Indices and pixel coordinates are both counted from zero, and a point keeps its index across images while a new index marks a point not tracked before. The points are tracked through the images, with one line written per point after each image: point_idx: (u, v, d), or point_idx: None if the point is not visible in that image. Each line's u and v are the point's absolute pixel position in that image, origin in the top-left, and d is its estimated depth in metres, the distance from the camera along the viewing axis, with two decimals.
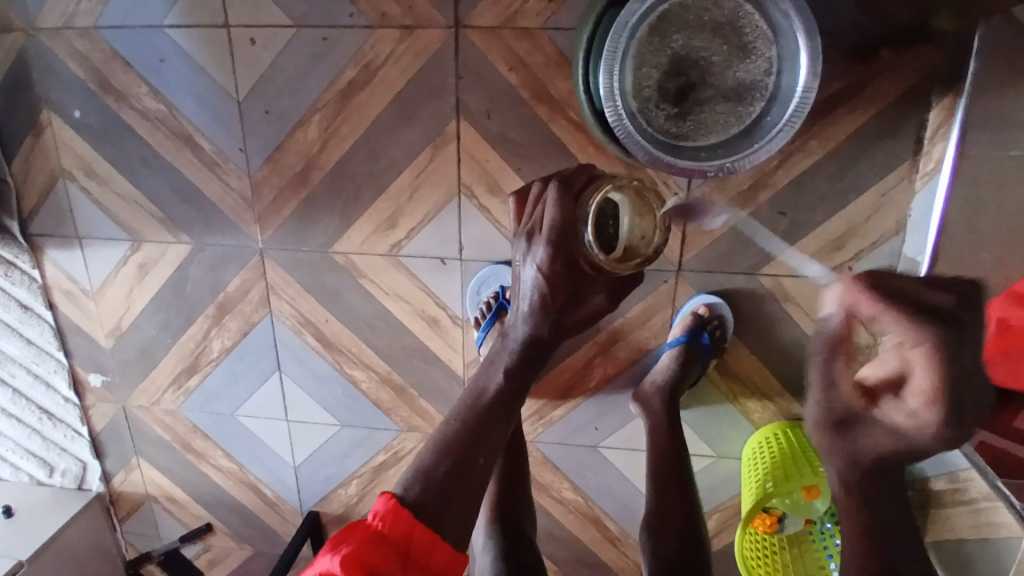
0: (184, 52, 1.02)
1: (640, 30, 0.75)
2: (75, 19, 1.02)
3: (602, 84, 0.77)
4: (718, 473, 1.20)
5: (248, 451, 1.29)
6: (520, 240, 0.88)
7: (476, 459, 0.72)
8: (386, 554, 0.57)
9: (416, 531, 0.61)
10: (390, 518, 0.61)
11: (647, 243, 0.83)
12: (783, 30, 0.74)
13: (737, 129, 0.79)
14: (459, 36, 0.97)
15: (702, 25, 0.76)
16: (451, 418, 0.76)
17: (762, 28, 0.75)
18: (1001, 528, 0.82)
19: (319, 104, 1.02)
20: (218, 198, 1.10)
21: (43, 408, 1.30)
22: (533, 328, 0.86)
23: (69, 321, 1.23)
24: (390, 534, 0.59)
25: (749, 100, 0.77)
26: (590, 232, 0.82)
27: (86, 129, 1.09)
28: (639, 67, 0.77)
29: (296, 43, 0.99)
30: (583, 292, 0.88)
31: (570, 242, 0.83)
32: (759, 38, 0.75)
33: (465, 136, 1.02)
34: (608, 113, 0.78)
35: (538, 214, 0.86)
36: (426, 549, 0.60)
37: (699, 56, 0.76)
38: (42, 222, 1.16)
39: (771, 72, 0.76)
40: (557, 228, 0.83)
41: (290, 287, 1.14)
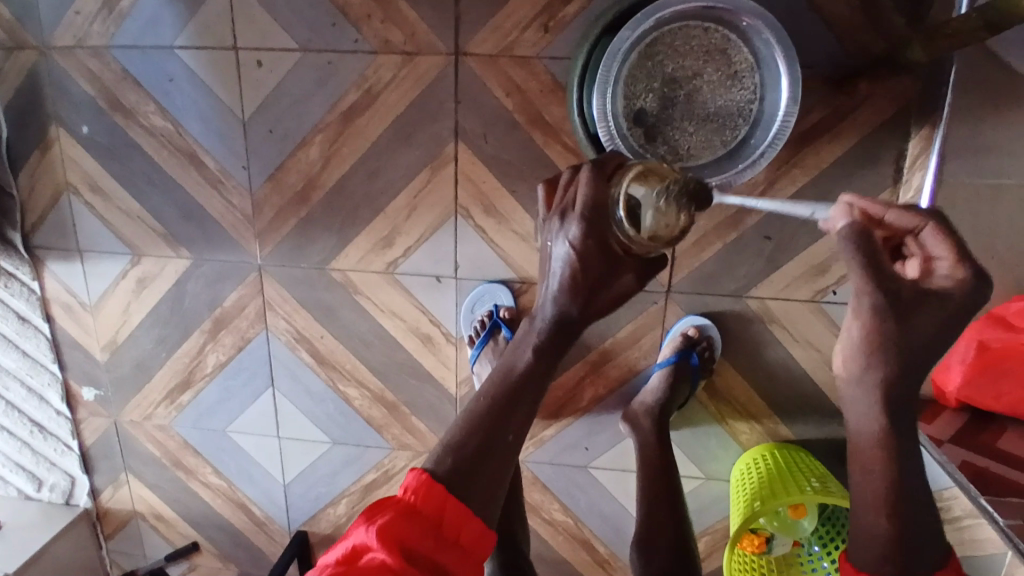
0: (193, 74, 1.06)
1: (633, 56, 0.79)
2: (89, 40, 1.06)
3: (596, 106, 0.80)
4: (707, 495, 1.20)
5: (238, 467, 1.29)
6: (550, 222, 0.73)
7: (504, 436, 0.66)
8: (413, 528, 0.57)
9: (448, 504, 0.60)
10: (423, 492, 0.60)
11: (672, 230, 0.63)
12: (765, 59, 0.79)
13: (723, 151, 0.83)
14: (458, 63, 1.01)
15: (689, 53, 0.80)
16: (479, 395, 0.70)
17: (745, 56, 0.80)
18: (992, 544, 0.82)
19: (321, 125, 1.06)
20: (220, 214, 1.13)
21: (35, 421, 1.30)
22: (558, 311, 0.71)
23: (66, 334, 1.24)
24: (423, 508, 0.59)
25: (735, 124, 0.82)
26: (620, 208, 0.66)
27: (93, 145, 1.12)
28: (631, 91, 0.81)
29: (301, 67, 1.03)
30: (617, 275, 0.70)
31: (603, 222, 0.68)
32: (743, 66, 0.80)
33: (462, 157, 1.05)
34: (601, 133, 0.81)
35: (570, 193, 0.72)
36: (457, 523, 0.59)
37: (687, 82, 0.81)
38: (45, 236, 1.18)
39: (755, 99, 0.81)
40: (588, 204, 0.68)
41: (286, 303, 1.16)
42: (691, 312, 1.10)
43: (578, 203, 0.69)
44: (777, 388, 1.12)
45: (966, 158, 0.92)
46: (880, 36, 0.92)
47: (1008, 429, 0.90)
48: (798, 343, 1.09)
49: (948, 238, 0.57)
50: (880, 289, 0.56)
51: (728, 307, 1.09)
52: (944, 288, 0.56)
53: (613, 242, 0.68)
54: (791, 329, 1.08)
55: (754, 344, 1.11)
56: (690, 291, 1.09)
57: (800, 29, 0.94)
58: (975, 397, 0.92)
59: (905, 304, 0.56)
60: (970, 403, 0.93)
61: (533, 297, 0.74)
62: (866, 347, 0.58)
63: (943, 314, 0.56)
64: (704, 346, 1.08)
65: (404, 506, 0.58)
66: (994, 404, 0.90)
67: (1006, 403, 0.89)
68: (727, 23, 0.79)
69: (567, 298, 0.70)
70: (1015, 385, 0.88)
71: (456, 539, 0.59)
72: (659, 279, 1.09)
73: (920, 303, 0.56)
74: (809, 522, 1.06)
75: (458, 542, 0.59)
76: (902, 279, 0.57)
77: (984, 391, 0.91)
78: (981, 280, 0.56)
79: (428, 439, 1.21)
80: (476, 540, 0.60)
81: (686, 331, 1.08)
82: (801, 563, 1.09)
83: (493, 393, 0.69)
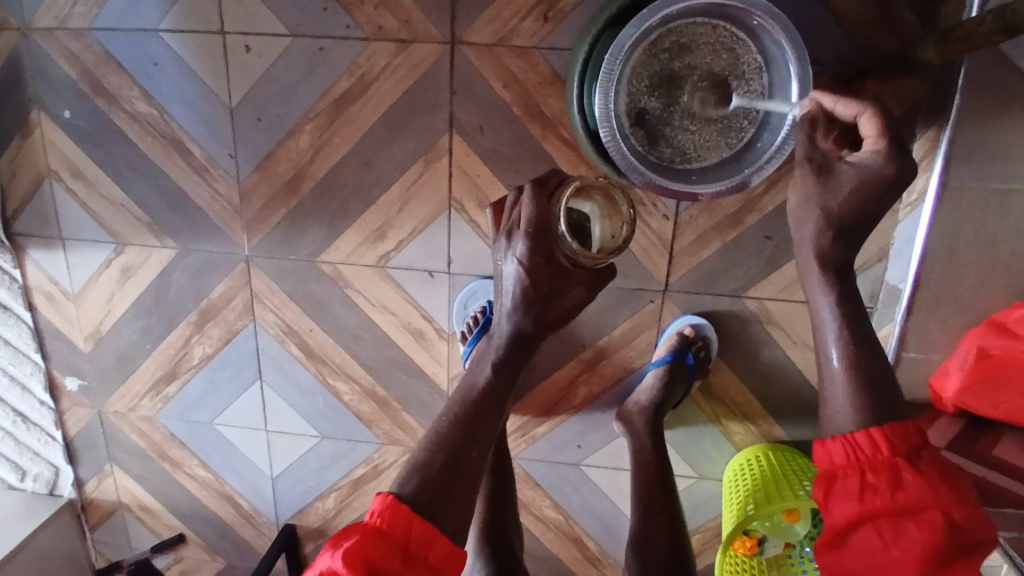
0: (178, 58, 1.02)
1: (637, 52, 0.76)
2: (70, 21, 1.02)
3: (597, 104, 0.77)
4: (699, 494, 1.19)
5: (225, 460, 1.27)
6: (500, 240, 0.82)
7: (469, 450, 0.70)
8: (378, 547, 0.58)
9: (414, 524, 0.61)
10: (389, 514, 0.61)
11: (615, 241, 0.75)
12: (775, 60, 0.77)
13: (728, 153, 0.81)
14: (454, 52, 0.98)
15: (697, 52, 0.77)
16: (443, 414, 0.75)
17: (755, 56, 0.77)
18: None
19: (312, 114, 1.02)
20: (206, 203, 1.09)
21: (18, 411, 1.27)
22: (516, 322, 0.80)
23: (49, 324, 1.21)
24: (388, 529, 0.60)
25: (741, 125, 0.80)
26: (563, 222, 0.75)
27: (75, 130, 1.08)
28: (634, 89, 0.78)
29: (291, 52, 1.00)
30: (563, 288, 0.79)
31: (550, 237, 0.77)
32: (751, 66, 0.78)
33: (457, 149, 1.02)
34: (603, 133, 0.78)
35: (516, 215, 0.82)
36: (424, 539, 0.61)
37: (694, 81, 0.78)
38: (26, 222, 1.15)
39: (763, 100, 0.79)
40: (533, 222, 0.76)
41: (275, 295, 1.13)
42: (688, 311, 1.08)
43: (524, 222, 0.78)
44: (772, 389, 1.11)
45: (975, 161, 0.90)
46: (890, 33, 0.89)
47: (1004, 436, 0.90)
48: (795, 343, 1.08)
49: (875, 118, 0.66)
50: (809, 152, 0.68)
51: (726, 307, 1.07)
52: (863, 161, 0.66)
53: (560, 254, 0.77)
54: (789, 329, 1.07)
55: (751, 344, 1.09)
56: (687, 290, 1.07)
57: (808, 23, 0.91)
58: (971, 403, 0.91)
59: (829, 166, 0.68)
60: (966, 408, 0.92)
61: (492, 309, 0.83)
62: (803, 201, 0.69)
63: (861, 181, 0.66)
64: (700, 347, 1.07)
65: (370, 528, 0.60)
66: (989, 410, 0.89)
67: (1002, 410, 0.88)
68: (737, 21, 0.76)
69: (523, 310, 0.79)
70: (1012, 393, 0.87)
71: (425, 554, 0.60)
72: (656, 277, 1.07)
73: (842, 165, 0.67)
74: (803, 526, 1.06)
75: (427, 561, 0.60)
76: (831, 151, 0.69)
77: (980, 397, 0.90)
78: (903, 161, 0.65)
79: (419, 435, 1.20)
80: (446, 555, 0.61)
81: (683, 331, 1.06)
82: (791, 564, 1.09)
83: (459, 410, 0.75)
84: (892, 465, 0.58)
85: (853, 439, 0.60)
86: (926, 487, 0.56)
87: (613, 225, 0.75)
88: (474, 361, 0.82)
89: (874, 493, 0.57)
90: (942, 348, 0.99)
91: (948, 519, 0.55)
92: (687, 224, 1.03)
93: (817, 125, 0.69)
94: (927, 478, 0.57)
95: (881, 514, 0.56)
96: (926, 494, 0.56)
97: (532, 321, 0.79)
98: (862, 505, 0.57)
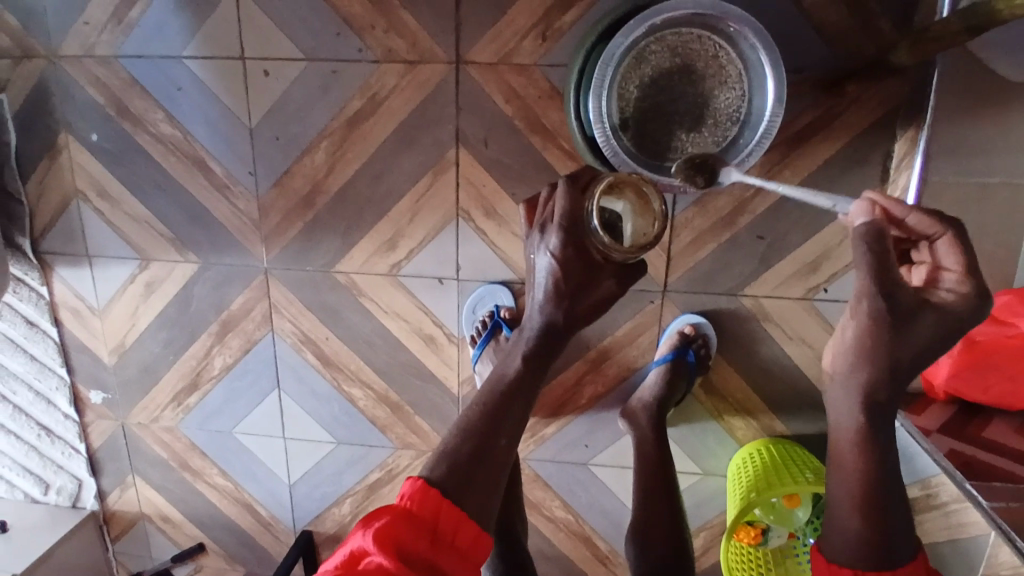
0: (201, 82, 1.09)
1: (626, 58, 0.83)
2: (98, 50, 1.09)
3: (590, 108, 0.84)
4: (704, 490, 1.23)
5: (244, 469, 1.31)
6: (535, 234, 0.88)
7: (498, 439, 0.73)
8: (407, 527, 0.60)
9: (442, 507, 0.63)
10: (418, 497, 0.63)
11: (645, 237, 0.79)
12: (753, 63, 0.83)
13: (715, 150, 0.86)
14: (459, 70, 1.04)
15: (681, 58, 0.83)
16: (472, 403, 0.78)
17: (734, 61, 0.83)
18: (970, 527, 0.86)
19: (326, 132, 1.09)
20: (226, 219, 1.15)
21: (42, 425, 1.32)
22: (546, 315, 0.85)
23: (74, 338, 1.26)
24: (418, 512, 0.62)
25: (725, 125, 0.85)
26: (593, 217, 0.80)
27: (102, 152, 1.15)
28: (625, 93, 0.85)
29: (307, 74, 1.07)
30: (592, 279, 0.85)
31: (581, 229, 0.83)
32: (732, 70, 0.84)
33: (463, 162, 1.09)
34: (596, 134, 0.84)
35: (550, 210, 0.88)
36: (450, 523, 0.63)
37: (679, 85, 0.84)
38: (54, 241, 1.21)
39: (745, 100, 0.85)
40: (566, 216, 0.83)
41: (292, 305, 1.18)
42: (687, 310, 1.13)
43: (559, 215, 0.84)
44: (771, 384, 1.15)
45: (951, 158, 0.96)
46: (865, 42, 0.96)
47: (994, 419, 0.95)
48: (791, 339, 1.12)
49: (962, 250, 0.64)
50: (889, 304, 0.59)
51: (723, 305, 1.12)
52: (947, 299, 0.62)
53: (592, 247, 0.83)
54: (784, 325, 1.12)
55: (749, 341, 1.14)
56: (686, 290, 1.12)
57: (789, 35, 0.97)
58: (961, 390, 0.97)
59: (907, 317, 0.60)
60: (957, 393, 0.97)
61: (524, 303, 0.88)
62: (866, 340, 0.61)
63: (937, 330, 0.60)
64: (700, 344, 1.12)
65: (398, 509, 0.62)
66: (979, 394, 0.95)
67: (992, 393, 0.94)
68: (717, 29, 0.83)
69: (551, 305, 0.84)
70: (998, 377, 0.92)
71: (451, 537, 0.62)
72: (655, 278, 1.12)
73: (922, 313, 0.60)
74: (804, 512, 1.09)
75: (453, 543, 0.63)
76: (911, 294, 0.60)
77: (970, 381, 0.95)
78: (980, 302, 0.62)
79: (432, 438, 1.24)
80: (472, 536, 0.63)
81: (683, 329, 1.11)
82: (797, 554, 1.11)
83: (486, 397, 0.78)
84: None
85: (871, 535, 0.63)
86: None
87: (642, 223, 0.79)
88: (504, 354, 0.86)
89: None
90: None
91: None
92: (683, 226, 1.09)
93: (887, 252, 0.58)
94: None
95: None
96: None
97: (561, 313, 0.84)
98: None
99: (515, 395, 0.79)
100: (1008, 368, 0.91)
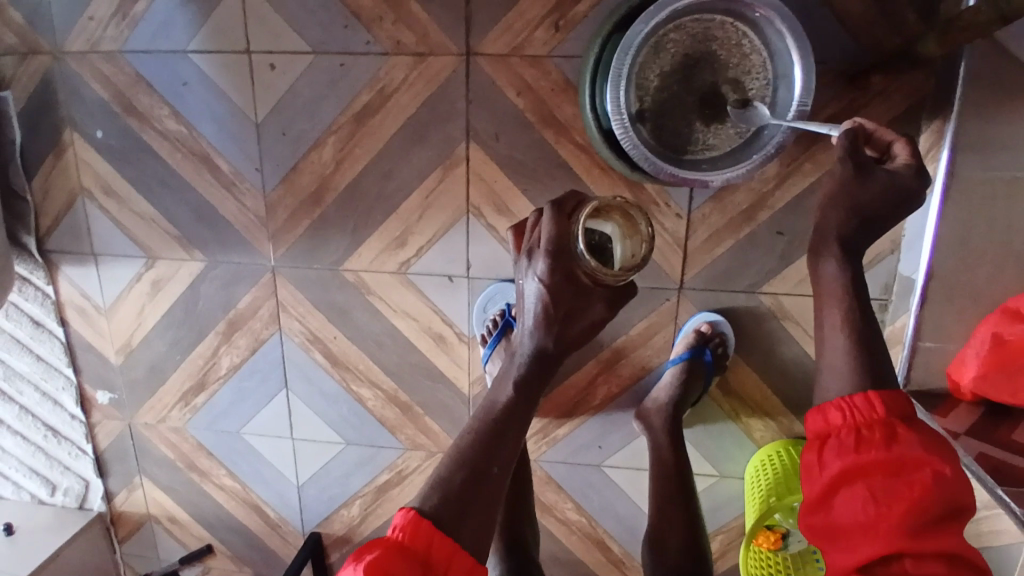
0: (206, 77, 1.07)
1: (645, 47, 0.79)
2: (102, 44, 1.07)
3: (609, 99, 0.80)
4: (721, 492, 1.20)
5: (252, 470, 1.29)
6: (522, 260, 0.86)
7: (489, 468, 0.71)
8: (401, 558, 0.59)
9: (435, 540, 0.62)
10: (410, 529, 0.62)
11: (636, 260, 0.77)
12: (777, 49, 0.80)
13: (737, 142, 0.84)
14: (470, 63, 1.02)
15: (701, 45, 0.80)
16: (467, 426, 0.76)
17: (758, 47, 0.80)
18: (1004, 534, 0.83)
19: (334, 127, 1.07)
20: (233, 216, 1.13)
21: (49, 425, 1.30)
22: (539, 340, 0.82)
23: (80, 338, 1.24)
24: (411, 545, 0.61)
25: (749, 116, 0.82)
26: (581, 241, 0.78)
27: (107, 149, 1.13)
28: (644, 83, 0.82)
29: (314, 68, 1.04)
30: (583, 304, 0.82)
31: (568, 255, 0.80)
32: (756, 56, 0.81)
33: (473, 157, 1.06)
34: (615, 126, 0.81)
35: (537, 235, 0.86)
36: (443, 553, 0.62)
37: (701, 74, 0.81)
38: (59, 239, 1.19)
39: (769, 89, 0.81)
40: (552, 241, 0.80)
41: (300, 304, 1.16)
42: (704, 309, 1.10)
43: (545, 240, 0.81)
44: (790, 385, 1.12)
45: (981, 150, 0.92)
46: (891, 30, 0.92)
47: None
48: (812, 338, 1.09)
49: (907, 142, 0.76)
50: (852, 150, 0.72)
51: (741, 304, 1.09)
52: (898, 172, 0.73)
53: (580, 272, 0.80)
54: (804, 323, 1.08)
55: (768, 340, 1.11)
56: (703, 288, 1.09)
57: (812, 23, 0.94)
58: (990, 390, 0.92)
59: (869, 168, 0.72)
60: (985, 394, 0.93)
61: (515, 328, 0.85)
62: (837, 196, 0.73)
63: (891, 187, 0.72)
64: (717, 343, 1.08)
65: (390, 542, 0.60)
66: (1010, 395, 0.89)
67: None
68: (739, 14, 0.79)
69: (544, 328, 0.81)
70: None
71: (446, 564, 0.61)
72: (671, 275, 1.09)
73: (878, 169, 0.72)
74: None
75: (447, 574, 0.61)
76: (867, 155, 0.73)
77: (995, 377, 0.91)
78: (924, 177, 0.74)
79: (442, 440, 1.22)
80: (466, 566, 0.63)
81: (699, 328, 1.07)
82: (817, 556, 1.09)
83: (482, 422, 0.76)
84: (886, 423, 0.62)
85: (851, 402, 0.65)
86: (918, 443, 0.60)
87: (631, 244, 0.77)
88: (497, 378, 0.84)
89: (867, 446, 0.61)
90: (957, 337, 1.00)
91: (938, 475, 0.58)
92: (699, 222, 1.05)
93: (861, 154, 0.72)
94: (918, 437, 0.61)
95: (874, 468, 0.59)
96: (917, 453, 0.59)
97: (552, 339, 0.81)
98: (856, 458, 0.60)
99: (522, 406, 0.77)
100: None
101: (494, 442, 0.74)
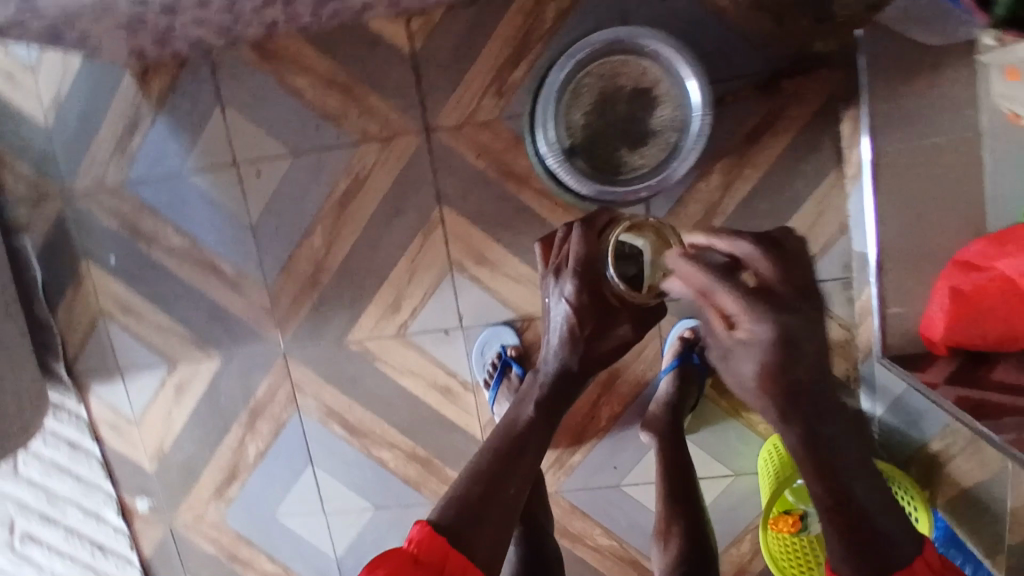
0: (201, 191, 1.20)
1: (562, 96, 0.93)
2: (107, 180, 1.21)
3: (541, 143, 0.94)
4: (740, 491, 1.24)
5: (291, 551, 1.34)
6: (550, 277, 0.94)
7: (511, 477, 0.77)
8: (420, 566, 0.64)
9: (448, 554, 0.66)
10: (424, 543, 0.66)
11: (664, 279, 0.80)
12: (675, 72, 0.92)
13: (662, 157, 0.94)
14: (430, 137, 1.14)
15: (611, 82, 0.93)
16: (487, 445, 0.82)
17: (659, 74, 0.92)
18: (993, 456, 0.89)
19: (320, 215, 1.18)
20: (241, 311, 1.24)
21: (95, 542, 1.36)
22: (564, 358, 0.89)
23: (115, 450, 1.33)
24: (425, 558, 0.65)
25: (666, 133, 0.94)
26: (609, 268, 0.83)
27: (121, 271, 1.25)
28: (570, 125, 0.95)
29: (295, 167, 1.17)
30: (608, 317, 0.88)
31: (596, 275, 0.86)
32: (659, 82, 0.93)
33: (448, 218, 1.17)
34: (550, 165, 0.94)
35: (563, 254, 0.93)
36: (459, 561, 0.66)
37: (616, 107, 0.94)
38: (88, 362, 1.29)
39: (677, 107, 0.93)
40: (579, 261, 0.87)
41: (313, 381, 1.25)
42: (684, 317, 1.18)
43: (573, 260, 0.88)
44: None
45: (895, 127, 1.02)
46: (789, 41, 1.06)
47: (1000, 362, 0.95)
48: None
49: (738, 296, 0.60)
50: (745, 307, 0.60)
51: None
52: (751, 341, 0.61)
53: (607, 292, 0.87)
54: None
55: None
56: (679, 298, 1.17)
57: (721, 49, 1.08)
58: (962, 339, 0.98)
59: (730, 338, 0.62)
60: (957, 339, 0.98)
61: (540, 354, 0.92)
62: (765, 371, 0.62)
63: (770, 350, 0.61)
64: (702, 346, 1.16)
65: (409, 552, 0.65)
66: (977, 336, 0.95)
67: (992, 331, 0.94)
68: (637, 50, 0.92)
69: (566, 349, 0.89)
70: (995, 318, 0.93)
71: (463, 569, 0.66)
72: None
73: (800, 340, 0.61)
74: None
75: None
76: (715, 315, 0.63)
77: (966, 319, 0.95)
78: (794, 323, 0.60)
79: None
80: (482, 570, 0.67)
81: (683, 334, 1.16)
82: None
83: (495, 440, 0.82)
84: None
85: None
86: None
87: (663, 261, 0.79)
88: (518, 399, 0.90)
89: None
90: None
91: None
92: None
93: (708, 301, 0.62)
94: None
95: None
96: None
97: (576, 358, 0.89)
98: None
99: (529, 429, 0.83)
100: (1005, 304, 0.91)
101: (512, 448, 0.80)
